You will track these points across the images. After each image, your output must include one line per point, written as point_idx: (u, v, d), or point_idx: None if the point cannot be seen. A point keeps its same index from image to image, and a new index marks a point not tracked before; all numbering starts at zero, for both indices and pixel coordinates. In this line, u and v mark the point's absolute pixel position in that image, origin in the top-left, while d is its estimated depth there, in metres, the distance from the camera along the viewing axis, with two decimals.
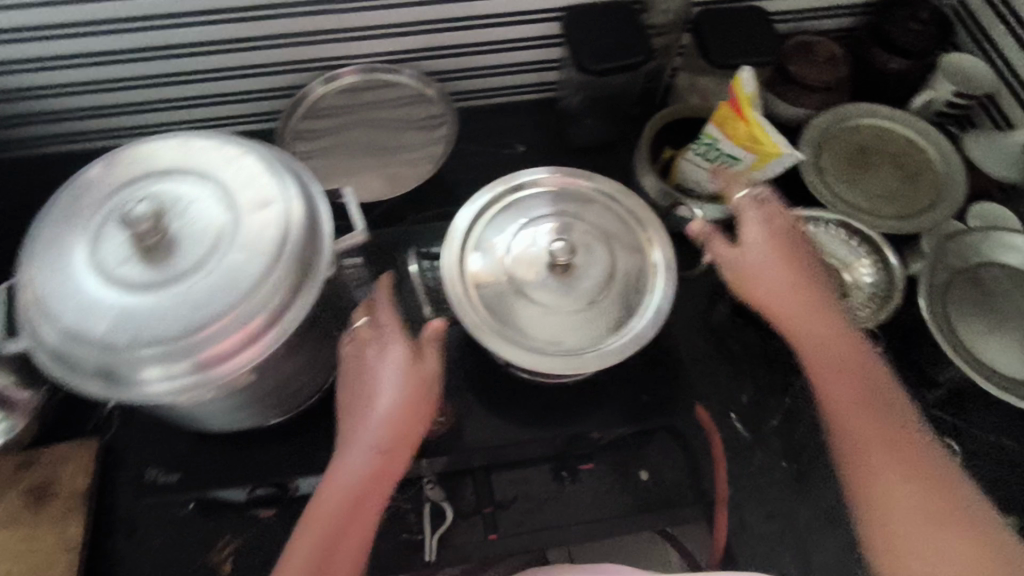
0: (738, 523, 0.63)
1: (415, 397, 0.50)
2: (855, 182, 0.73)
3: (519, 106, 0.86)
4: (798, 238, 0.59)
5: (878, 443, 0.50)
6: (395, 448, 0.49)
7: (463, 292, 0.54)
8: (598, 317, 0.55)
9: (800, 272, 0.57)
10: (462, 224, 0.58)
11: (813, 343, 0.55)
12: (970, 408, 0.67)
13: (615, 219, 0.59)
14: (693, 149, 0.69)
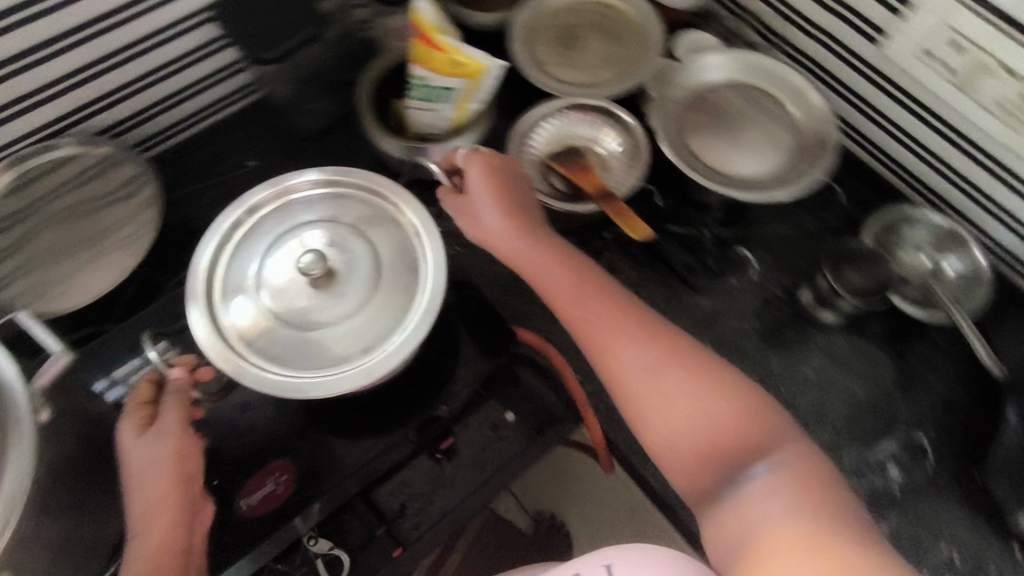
0: (607, 410, 0.67)
1: (177, 459, 0.51)
2: (574, 64, 0.75)
3: (230, 122, 0.79)
4: (513, 182, 0.60)
5: (633, 349, 0.53)
6: (168, 493, 0.50)
7: (231, 349, 0.53)
8: (375, 311, 0.55)
9: (516, 211, 0.58)
10: (210, 268, 0.55)
11: (552, 272, 0.56)
12: (747, 214, 0.76)
13: (365, 209, 0.59)
14: (411, 97, 0.66)
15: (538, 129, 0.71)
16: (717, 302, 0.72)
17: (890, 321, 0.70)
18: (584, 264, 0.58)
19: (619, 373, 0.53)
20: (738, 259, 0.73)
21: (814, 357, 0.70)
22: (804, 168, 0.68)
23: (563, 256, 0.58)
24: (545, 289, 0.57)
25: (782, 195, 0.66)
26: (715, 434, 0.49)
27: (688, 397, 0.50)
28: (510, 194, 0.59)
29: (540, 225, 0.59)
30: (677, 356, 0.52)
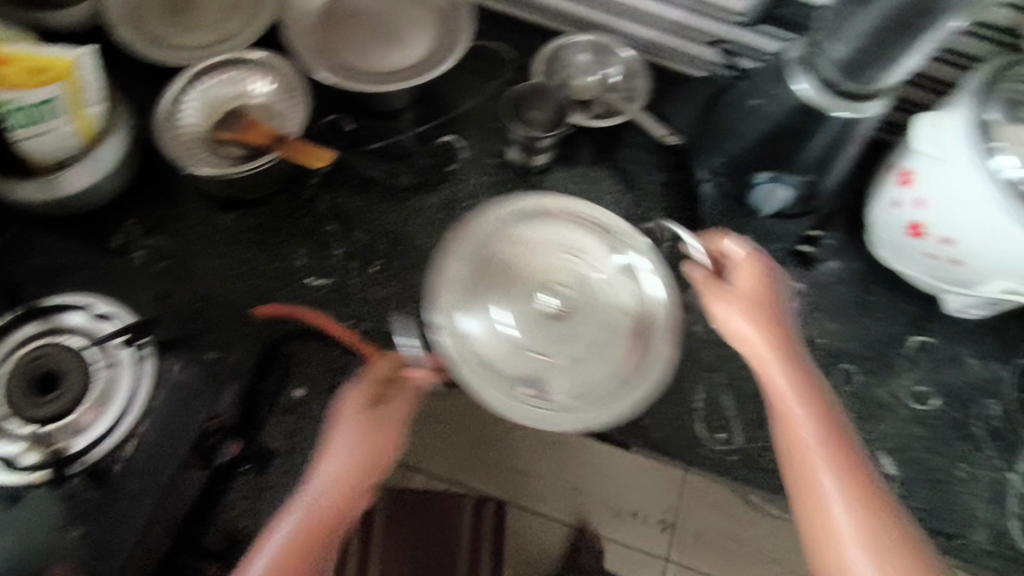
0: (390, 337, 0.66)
1: (353, 477, 0.53)
2: (193, 25, 0.70)
3: None
4: (756, 282, 0.59)
5: (806, 428, 0.52)
6: (321, 526, 0.51)
7: (469, 365, 0.59)
8: (584, 369, 0.62)
9: (772, 315, 0.57)
10: (465, 272, 0.63)
11: (764, 351, 0.55)
12: (436, 103, 0.77)
13: (602, 292, 0.64)
14: (10, 131, 0.57)
15: (178, 105, 0.65)
16: (444, 192, 0.73)
17: (591, 140, 0.77)
18: (799, 359, 0.56)
19: (780, 412, 0.54)
20: (446, 146, 0.75)
21: None
22: (453, 29, 0.69)
23: (791, 358, 0.55)
24: (718, 320, 0.58)
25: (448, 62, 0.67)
26: (824, 477, 0.51)
27: (810, 444, 0.52)
28: (769, 307, 0.58)
29: (777, 338, 0.56)
30: (818, 418, 0.53)
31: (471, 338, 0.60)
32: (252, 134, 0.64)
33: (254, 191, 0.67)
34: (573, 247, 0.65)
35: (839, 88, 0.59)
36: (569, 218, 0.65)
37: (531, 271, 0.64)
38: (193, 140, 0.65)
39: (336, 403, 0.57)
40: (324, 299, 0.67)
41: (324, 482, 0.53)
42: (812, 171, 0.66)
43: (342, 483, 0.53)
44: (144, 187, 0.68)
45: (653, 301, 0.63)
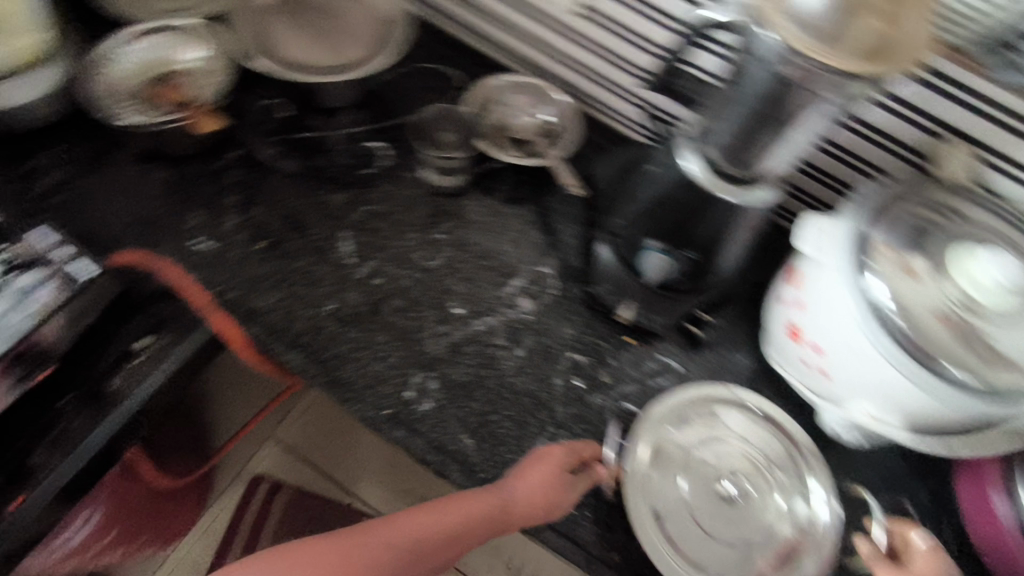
0: (245, 314, 0.66)
1: (481, 511, 0.59)
2: None
3: None
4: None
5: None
6: (415, 549, 0.60)
7: (641, 520, 0.60)
8: (743, 556, 0.60)
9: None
10: (653, 425, 0.65)
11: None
12: (372, 109, 0.79)
13: (773, 500, 0.62)
14: None
15: (112, 56, 0.70)
16: (354, 192, 0.74)
17: (513, 176, 0.77)
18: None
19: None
20: (368, 153, 0.76)
21: (448, 221, 0.75)
22: (389, 37, 0.74)
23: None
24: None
25: (374, 67, 0.71)
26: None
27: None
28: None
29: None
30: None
31: (659, 493, 0.62)
32: (171, 96, 0.70)
33: (169, 148, 0.70)
34: (753, 444, 0.65)
35: (720, 167, 0.58)
36: (767, 418, 0.65)
37: (723, 459, 0.64)
38: (117, 88, 0.70)
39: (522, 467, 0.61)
40: (200, 263, 0.68)
41: (448, 509, 0.60)
42: (699, 253, 0.64)
43: (472, 513, 0.59)
44: (70, 123, 0.71)
45: (815, 523, 0.61)
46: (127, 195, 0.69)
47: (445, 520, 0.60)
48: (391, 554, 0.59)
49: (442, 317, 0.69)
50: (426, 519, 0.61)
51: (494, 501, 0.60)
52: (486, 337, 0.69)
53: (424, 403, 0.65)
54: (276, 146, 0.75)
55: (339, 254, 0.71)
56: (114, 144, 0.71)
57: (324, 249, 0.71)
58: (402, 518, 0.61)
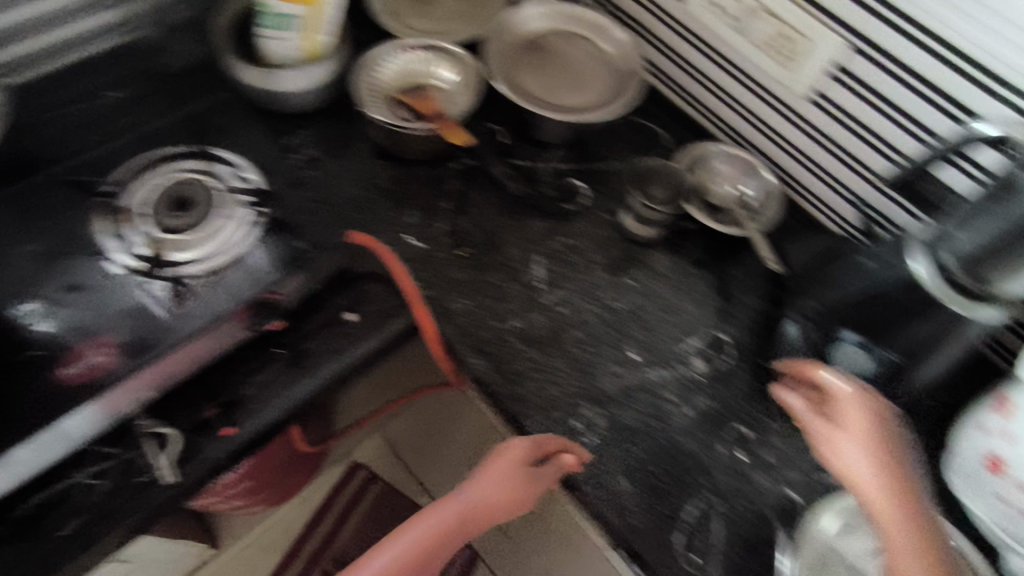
0: (443, 312, 0.71)
1: (467, 507, 0.65)
2: (426, 14, 0.84)
3: (95, 60, 0.80)
4: (844, 416, 0.57)
5: (907, 541, 0.50)
6: (434, 553, 0.64)
7: None
8: None
9: (861, 430, 0.56)
10: (827, 533, 0.61)
11: (858, 454, 0.55)
12: (581, 151, 0.85)
13: None
14: (259, 25, 0.72)
15: (380, 63, 0.78)
16: (556, 223, 0.79)
17: (704, 240, 0.80)
18: (913, 496, 0.52)
19: (894, 538, 0.50)
20: (573, 190, 0.81)
21: (637, 269, 0.77)
22: (624, 88, 0.78)
23: (876, 460, 0.54)
24: (823, 428, 0.57)
25: (604, 114, 0.75)
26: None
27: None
28: (866, 419, 0.57)
29: (874, 454, 0.55)
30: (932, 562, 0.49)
31: None
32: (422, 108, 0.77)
33: (399, 151, 0.79)
34: None
35: (955, 278, 0.56)
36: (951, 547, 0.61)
37: None
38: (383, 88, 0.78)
39: (490, 469, 0.65)
40: (411, 256, 0.73)
41: (448, 515, 0.64)
42: (902, 355, 0.62)
43: (450, 506, 0.65)
44: (326, 113, 0.81)
45: None
46: (364, 183, 0.77)
47: (439, 532, 0.64)
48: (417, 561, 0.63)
49: (620, 359, 0.71)
50: (432, 530, 0.64)
51: (478, 502, 0.65)
52: (658, 388, 0.70)
53: (591, 437, 0.66)
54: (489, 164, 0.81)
55: (533, 277, 0.74)
56: (363, 139, 0.81)
57: (521, 269, 0.75)
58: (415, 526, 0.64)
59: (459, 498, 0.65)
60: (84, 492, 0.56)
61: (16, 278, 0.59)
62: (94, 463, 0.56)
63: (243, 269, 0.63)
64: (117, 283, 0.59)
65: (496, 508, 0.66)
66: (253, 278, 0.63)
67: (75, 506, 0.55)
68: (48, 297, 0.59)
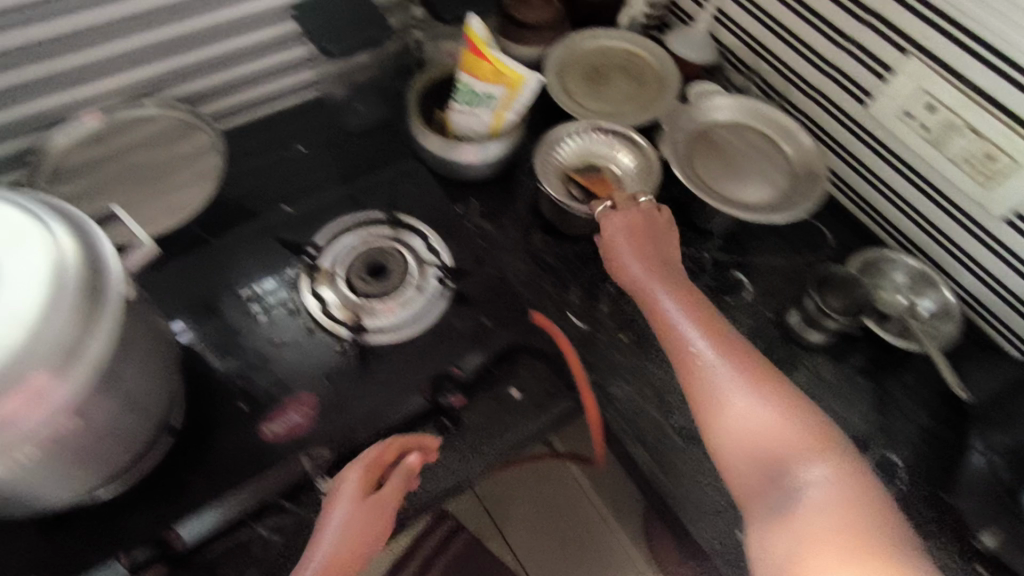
0: (605, 397, 0.70)
1: (358, 536, 0.50)
2: (598, 93, 0.86)
3: (286, 114, 0.85)
4: (633, 220, 0.72)
5: (700, 340, 0.60)
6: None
7: None
8: None
9: (656, 246, 0.70)
10: None
11: (655, 283, 0.67)
12: (741, 242, 0.84)
13: None
14: (455, 99, 0.75)
15: (562, 143, 0.80)
16: None
17: (871, 349, 0.77)
18: (697, 298, 0.65)
19: (694, 351, 0.59)
20: (734, 283, 0.80)
21: (798, 372, 0.75)
22: (803, 191, 0.76)
23: (660, 273, 0.68)
24: (606, 235, 0.71)
25: (782, 217, 0.73)
26: (728, 389, 0.56)
27: (724, 373, 0.57)
28: (658, 224, 0.72)
29: (656, 259, 0.69)
30: (729, 354, 0.58)
31: None
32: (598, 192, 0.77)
33: (566, 227, 0.79)
34: None
35: None
36: None
37: None
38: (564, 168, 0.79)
39: (359, 472, 0.53)
40: (576, 337, 0.73)
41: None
42: None
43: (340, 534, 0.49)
44: (493, 185, 0.84)
45: None
46: (529, 257, 0.78)
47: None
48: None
49: None
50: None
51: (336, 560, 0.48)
52: None
53: None
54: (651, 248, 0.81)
55: None
56: (528, 212, 0.82)
57: None
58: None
59: (330, 519, 0.50)
60: (262, 546, 0.53)
61: (222, 330, 0.61)
62: (273, 517, 0.54)
63: (433, 340, 0.64)
64: (316, 344, 0.61)
65: (370, 541, 0.50)
66: (441, 351, 0.64)
67: (251, 559, 0.53)
68: (255, 353, 0.60)
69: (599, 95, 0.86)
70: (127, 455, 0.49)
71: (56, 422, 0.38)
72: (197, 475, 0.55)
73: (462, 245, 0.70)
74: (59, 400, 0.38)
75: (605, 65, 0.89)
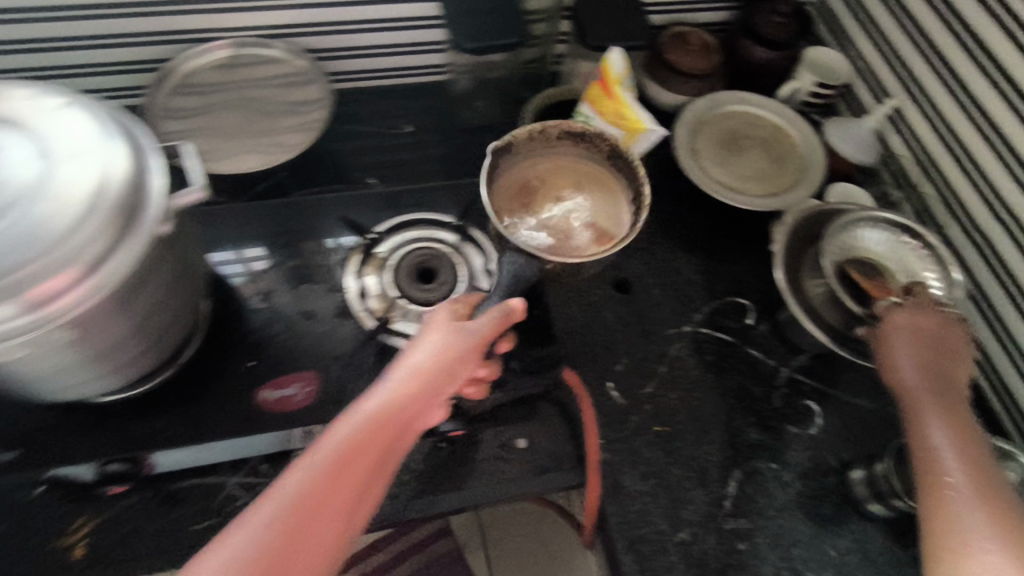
0: (612, 485, 0.63)
1: (450, 358, 0.50)
2: (727, 162, 0.79)
3: (409, 89, 0.85)
4: (926, 328, 0.56)
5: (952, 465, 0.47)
6: (313, 540, 0.38)
7: None
8: None
9: (928, 347, 0.55)
10: None
11: (908, 366, 0.54)
12: (827, 369, 0.73)
13: None
14: (569, 128, 0.71)
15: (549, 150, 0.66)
16: (770, 440, 0.68)
17: None
18: (976, 441, 0.49)
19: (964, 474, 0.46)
20: (807, 414, 0.70)
21: (843, 539, 0.64)
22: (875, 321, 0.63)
23: (935, 382, 0.53)
24: (886, 345, 0.57)
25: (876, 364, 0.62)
26: (962, 517, 0.44)
27: (967, 505, 0.44)
28: (950, 340, 0.56)
29: (917, 362, 0.54)
30: (983, 492, 0.45)
31: None
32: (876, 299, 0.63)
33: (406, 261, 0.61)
34: None
35: None
36: None
37: None
38: (561, 172, 0.67)
39: (458, 332, 0.51)
40: (607, 408, 0.67)
41: (394, 415, 0.45)
42: None
43: (468, 352, 0.50)
44: None
45: None
46: (588, 307, 0.73)
47: (390, 410, 0.45)
48: (371, 458, 0.42)
49: None
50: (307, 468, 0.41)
51: (430, 376, 0.47)
52: None
53: None
54: (716, 337, 0.73)
55: (722, 492, 0.64)
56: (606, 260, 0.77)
57: (712, 477, 0.65)
58: (246, 525, 0.37)
59: (433, 331, 0.51)
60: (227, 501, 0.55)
61: (262, 285, 0.62)
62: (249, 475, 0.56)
63: None
64: (338, 328, 0.61)
65: (423, 411, 0.48)
66: (460, 380, 0.60)
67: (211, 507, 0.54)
68: (283, 318, 0.61)
69: (726, 164, 0.79)
70: (125, 376, 0.52)
71: (72, 320, 0.41)
72: (179, 412, 0.56)
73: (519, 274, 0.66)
74: (68, 309, 0.40)
75: (745, 133, 0.81)
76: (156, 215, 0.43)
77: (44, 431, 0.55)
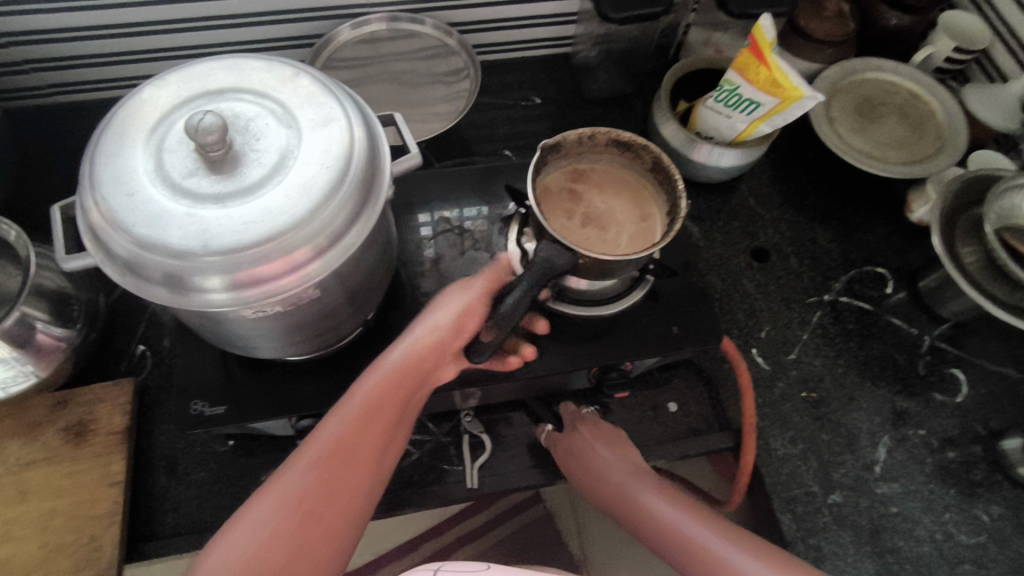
0: (763, 447, 0.65)
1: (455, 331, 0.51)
2: (863, 130, 0.78)
3: (534, 61, 0.87)
4: (564, 453, 0.62)
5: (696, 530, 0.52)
6: (353, 475, 0.46)
7: None
8: None
9: (589, 467, 0.61)
10: None
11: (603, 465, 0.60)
12: (971, 339, 0.72)
13: None
14: (713, 96, 0.70)
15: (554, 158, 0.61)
16: (915, 407, 0.68)
17: None
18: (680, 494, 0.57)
19: (674, 553, 0.53)
20: (953, 384, 0.70)
21: (997, 505, 0.64)
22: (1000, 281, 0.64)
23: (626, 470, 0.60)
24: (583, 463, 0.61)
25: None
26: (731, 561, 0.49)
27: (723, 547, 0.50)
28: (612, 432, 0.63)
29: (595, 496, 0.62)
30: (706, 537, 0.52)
31: None
32: None
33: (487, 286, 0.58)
34: None
35: None
36: None
37: None
38: (591, 177, 0.62)
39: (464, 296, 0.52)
40: (753, 373, 0.69)
41: (378, 392, 0.48)
42: None
43: (442, 329, 0.51)
44: (713, 190, 0.80)
45: None
46: (725, 276, 0.74)
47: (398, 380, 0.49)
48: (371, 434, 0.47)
49: None
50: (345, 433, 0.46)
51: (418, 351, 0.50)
52: None
53: None
54: (856, 305, 0.73)
55: (872, 457, 0.65)
56: (740, 230, 0.77)
57: (861, 443, 0.66)
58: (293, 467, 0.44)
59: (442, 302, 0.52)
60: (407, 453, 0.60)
61: (426, 253, 0.65)
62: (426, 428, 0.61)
63: (619, 327, 0.62)
64: None
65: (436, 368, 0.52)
66: (625, 344, 0.61)
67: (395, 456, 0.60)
68: (450, 284, 0.64)
69: (863, 132, 0.78)
70: (327, 337, 0.55)
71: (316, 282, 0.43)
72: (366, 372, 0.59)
73: (670, 243, 0.67)
74: (318, 271, 0.42)
75: (882, 100, 0.80)
76: (376, 179, 0.45)
77: (238, 388, 0.58)
